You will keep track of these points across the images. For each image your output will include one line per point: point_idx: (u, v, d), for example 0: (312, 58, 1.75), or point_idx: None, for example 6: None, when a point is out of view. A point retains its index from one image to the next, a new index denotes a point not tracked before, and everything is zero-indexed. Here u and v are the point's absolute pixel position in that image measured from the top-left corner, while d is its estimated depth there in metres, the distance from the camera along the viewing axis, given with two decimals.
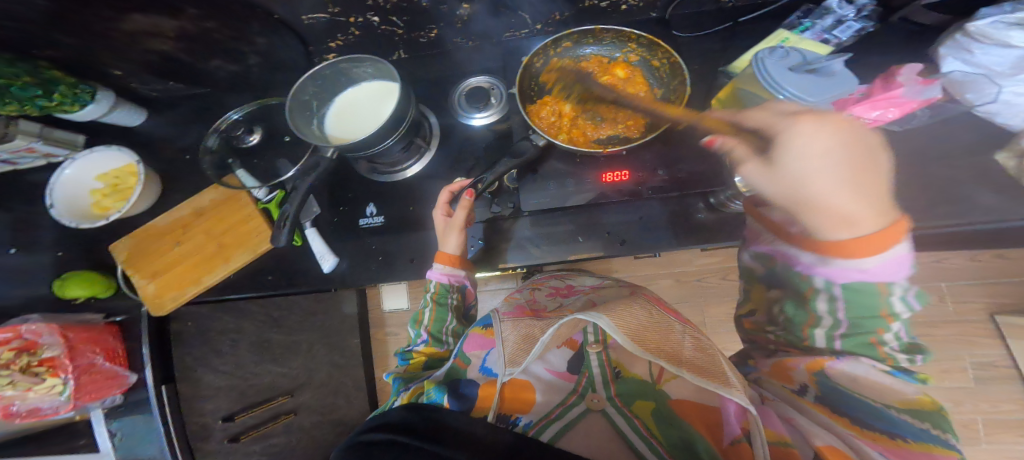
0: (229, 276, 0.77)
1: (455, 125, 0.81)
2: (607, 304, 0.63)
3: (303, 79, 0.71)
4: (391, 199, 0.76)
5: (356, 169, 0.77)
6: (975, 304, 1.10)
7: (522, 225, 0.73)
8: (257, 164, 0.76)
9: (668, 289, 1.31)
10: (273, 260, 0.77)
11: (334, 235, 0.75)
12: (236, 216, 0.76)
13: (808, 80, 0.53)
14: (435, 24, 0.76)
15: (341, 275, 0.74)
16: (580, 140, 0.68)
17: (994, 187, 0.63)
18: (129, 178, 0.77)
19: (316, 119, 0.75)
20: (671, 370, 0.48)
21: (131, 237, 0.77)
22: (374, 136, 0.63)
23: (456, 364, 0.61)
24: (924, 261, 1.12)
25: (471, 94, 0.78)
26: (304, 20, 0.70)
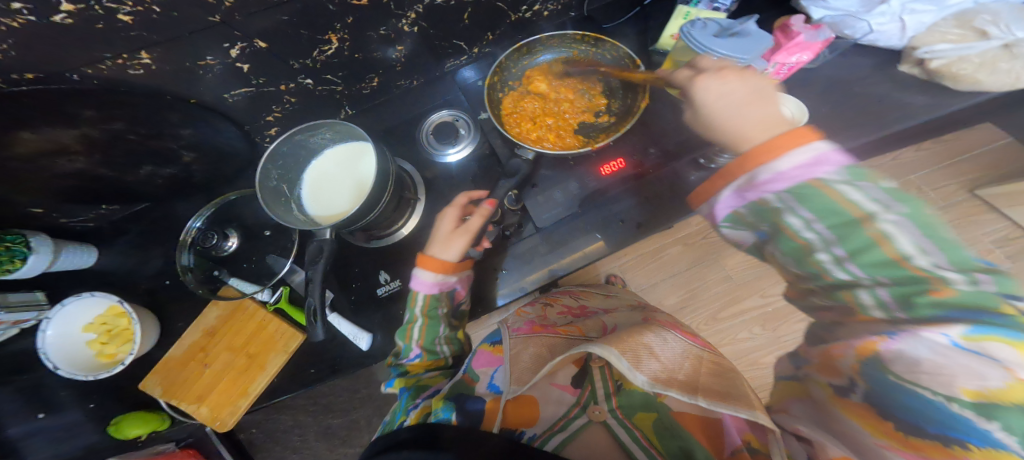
0: (272, 381, 0.69)
1: (433, 170, 0.77)
2: (620, 332, 0.61)
3: (264, 167, 0.60)
4: (401, 259, 0.71)
5: (351, 243, 0.71)
6: (952, 187, 1.17)
7: (534, 242, 0.67)
8: (247, 267, 0.71)
9: (679, 256, 1.35)
10: (308, 354, 0.69)
11: (357, 312, 0.70)
12: (252, 324, 0.68)
13: (732, 42, 0.53)
14: (376, 72, 0.73)
15: (381, 349, 0.68)
16: (567, 140, 0.63)
17: (917, 88, 0.62)
18: (120, 319, 0.67)
19: (293, 203, 0.64)
20: (687, 397, 0.49)
21: (156, 373, 0.67)
22: (365, 204, 0.56)
23: (463, 381, 0.57)
24: (888, 163, 1.19)
25: (438, 131, 0.77)
26: (227, 99, 0.62)
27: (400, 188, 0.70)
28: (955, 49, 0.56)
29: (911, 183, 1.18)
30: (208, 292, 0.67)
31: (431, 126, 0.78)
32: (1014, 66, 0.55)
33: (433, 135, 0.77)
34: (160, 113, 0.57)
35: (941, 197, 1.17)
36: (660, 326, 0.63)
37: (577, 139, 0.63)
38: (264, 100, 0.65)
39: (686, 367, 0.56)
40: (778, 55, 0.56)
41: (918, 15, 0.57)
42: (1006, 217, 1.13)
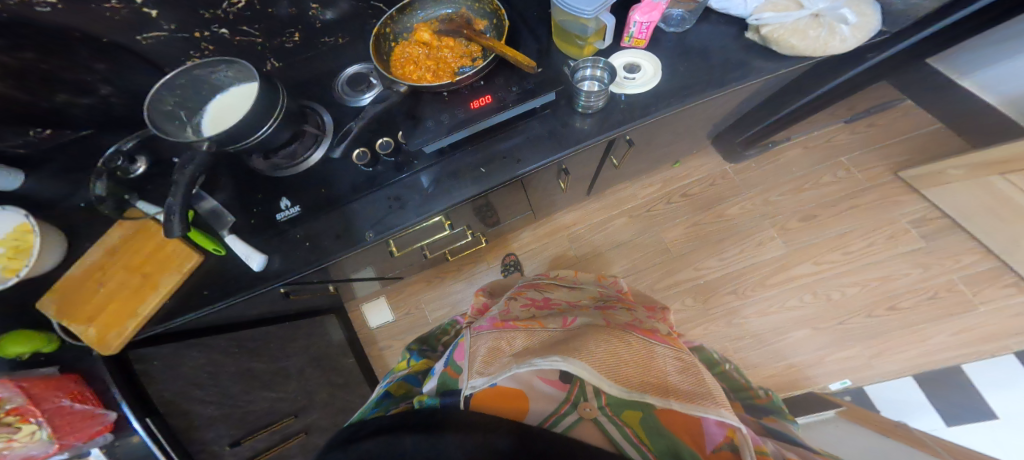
0: (167, 304, 0.69)
1: (343, 113, 0.79)
2: (587, 338, 0.70)
3: (157, 92, 0.63)
4: (306, 188, 0.75)
5: (256, 169, 0.73)
6: (880, 169, 1.31)
7: (426, 173, 0.76)
8: (150, 189, 0.75)
9: (626, 227, 1.38)
10: (205, 275, 0.71)
11: (256, 236, 0.73)
12: (149, 245, 0.69)
13: None
14: (295, 27, 0.80)
15: (275, 271, 0.71)
16: (442, 76, 0.72)
17: (764, 55, 0.73)
18: (27, 237, 0.66)
19: (189, 127, 0.68)
20: (660, 401, 0.60)
21: (54, 293, 0.67)
22: (244, 121, 0.60)
23: (448, 373, 0.66)
24: (821, 144, 1.35)
25: (352, 81, 0.80)
26: (141, 40, 0.71)
27: (300, 119, 0.72)
28: (775, 16, 0.68)
29: (839, 165, 1.33)
30: (113, 211, 0.68)
31: (345, 79, 0.81)
32: (820, 34, 0.68)
33: (347, 85, 0.80)
34: (69, 48, 0.66)
35: (866, 179, 1.30)
36: (626, 333, 0.72)
37: (448, 75, 0.73)
38: (180, 44, 0.75)
39: (661, 374, 0.66)
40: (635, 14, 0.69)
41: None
42: (925, 199, 1.25)
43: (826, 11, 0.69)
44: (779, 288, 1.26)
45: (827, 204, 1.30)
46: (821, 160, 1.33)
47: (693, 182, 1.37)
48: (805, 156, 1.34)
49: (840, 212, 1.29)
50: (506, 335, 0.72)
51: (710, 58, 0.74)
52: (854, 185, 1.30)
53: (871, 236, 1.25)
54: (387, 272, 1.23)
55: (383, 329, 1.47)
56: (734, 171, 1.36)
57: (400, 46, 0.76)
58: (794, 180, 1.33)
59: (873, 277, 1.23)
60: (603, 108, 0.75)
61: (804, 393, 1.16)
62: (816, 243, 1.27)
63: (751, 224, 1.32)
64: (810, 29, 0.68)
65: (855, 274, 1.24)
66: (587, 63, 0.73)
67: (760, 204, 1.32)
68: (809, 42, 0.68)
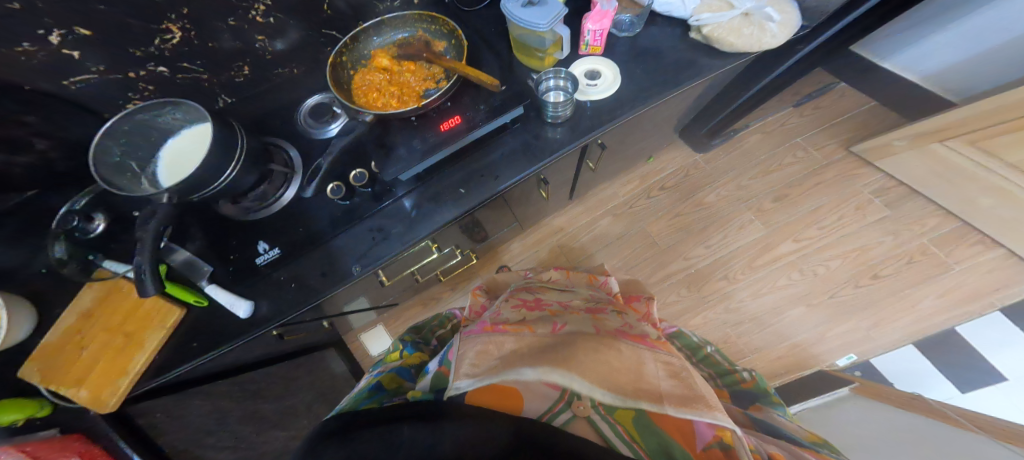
0: (156, 358, 0.72)
1: (311, 147, 0.82)
2: (576, 342, 0.71)
3: (100, 142, 0.66)
4: (281, 228, 0.77)
5: (224, 214, 0.76)
6: (833, 145, 1.36)
7: (407, 200, 0.79)
8: (116, 247, 0.76)
9: (610, 226, 1.41)
10: (191, 328, 0.73)
11: (237, 282, 0.75)
12: (126, 304, 0.72)
13: (536, 11, 0.70)
14: (242, 60, 0.82)
15: (264, 316, 0.74)
16: (408, 100, 0.76)
17: (709, 53, 0.77)
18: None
19: (143, 177, 0.70)
20: (654, 407, 0.61)
21: (34, 362, 0.69)
22: (203, 169, 0.62)
23: (441, 372, 0.67)
24: (776, 128, 1.39)
25: (313, 112, 0.84)
26: (71, 86, 0.72)
27: (266, 159, 0.74)
28: (712, 17, 0.73)
29: (797, 145, 1.37)
30: (77, 271, 0.72)
31: (305, 109, 0.84)
32: (753, 31, 0.73)
33: (308, 117, 0.83)
34: None
35: (823, 156, 1.36)
36: (613, 339, 0.73)
37: (413, 99, 0.76)
38: (116, 86, 0.75)
39: (653, 380, 0.66)
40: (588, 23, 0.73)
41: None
42: (879, 170, 1.30)
43: (754, 11, 0.74)
44: (766, 269, 1.30)
45: (795, 184, 1.34)
46: (781, 141, 1.38)
47: (667, 176, 1.41)
48: (765, 141, 1.39)
49: (808, 190, 1.33)
50: (495, 340, 0.70)
51: (662, 59, 0.78)
52: (818, 163, 1.35)
53: (842, 209, 1.30)
54: (380, 300, 1.25)
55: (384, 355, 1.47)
56: (705, 161, 1.40)
57: (363, 76, 0.79)
58: (760, 163, 1.37)
59: (851, 248, 1.27)
60: (570, 118, 0.78)
61: (814, 372, 1.18)
62: (794, 221, 1.31)
63: (727, 210, 1.35)
64: (745, 28, 0.73)
65: (834, 247, 1.27)
66: (550, 74, 0.76)
67: (734, 189, 1.36)
68: (746, 39, 0.73)
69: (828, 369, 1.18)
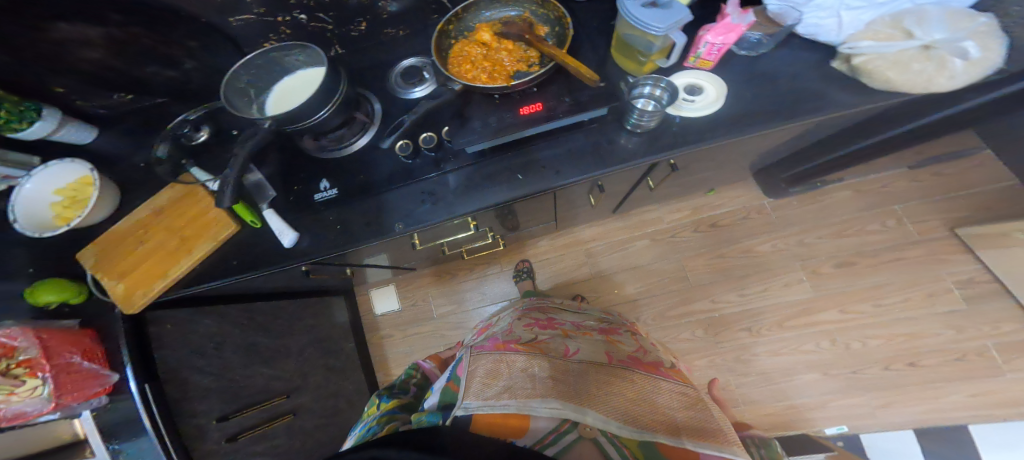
0: (195, 269, 0.74)
1: (393, 105, 0.83)
2: (587, 366, 0.67)
3: (236, 69, 0.71)
4: (343, 172, 0.76)
5: (302, 149, 0.77)
6: (933, 222, 1.26)
7: (467, 176, 0.73)
8: (209, 157, 0.82)
9: (645, 250, 1.35)
10: (236, 246, 0.75)
11: (290, 213, 0.75)
12: (192, 211, 0.75)
13: (655, 12, 0.62)
14: (363, 17, 0.86)
15: (303, 250, 0.73)
16: (496, 78, 0.70)
17: (849, 86, 0.71)
18: (86, 189, 0.79)
19: (255, 104, 0.75)
20: (673, 441, 0.57)
21: (95, 244, 0.74)
22: (307, 104, 0.64)
23: (450, 388, 0.67)
24: (874, 189, 1.30)
25: (405, 73, 0.84)
26: (233, 22, 0.81)
27: (353, 107, 0.76)
28: (872, 46, 0.66)
29: (891, 213, 1.28)
30: (168, 172, 0.78)
31: (400, 70, 0.85)
32: (925, 68, 0.65)
33: (400, 77, 0.84)
34: (171, 26, 0.77)
35: (919, 231, 1.25)
36: (626, 369, 0.68)
37: (501, 78, 0.70)
38: (263, 28, 0.84)
39: (665, 411, 0.62)
40: (708, 35, 0.66)
41: (854, 11, 0.67)
42: (977, 260, 1.20)
43: (940, 43, 0.65)
44: (796, 331, 1.23)
45: (868, 253, 1.26)
46: (873, 205, 1.29)
47: (724, 214, 1.34)
48: (854, 199, 1.30)
49: (881, 263, 1.25)
50: (506, 357, 0.68)
51: (779, 86, 0.72)
52: (889, 237, 1.26)
53: (908, 292, 1.21)
54: (402, 262, 1.20)
55: (387, 317, 1.45)
56: (772, 207, 1.33)
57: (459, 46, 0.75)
58: (838, 223, 1.29)
59: (900, 332, 1.19)
60: (656, 131, 0.72)
61: (798, 434, 1.14)
62: (848, 291, 1.24)
63: (780, 264, 1.29)
64: (914, 64, 0.65)
65: (880, 326, 1.20)
66: (648, 80, 0.69)
67: (795, 244, 1.29)
68: (915, 79, 0.65)
69: (812, 433, 1.14)
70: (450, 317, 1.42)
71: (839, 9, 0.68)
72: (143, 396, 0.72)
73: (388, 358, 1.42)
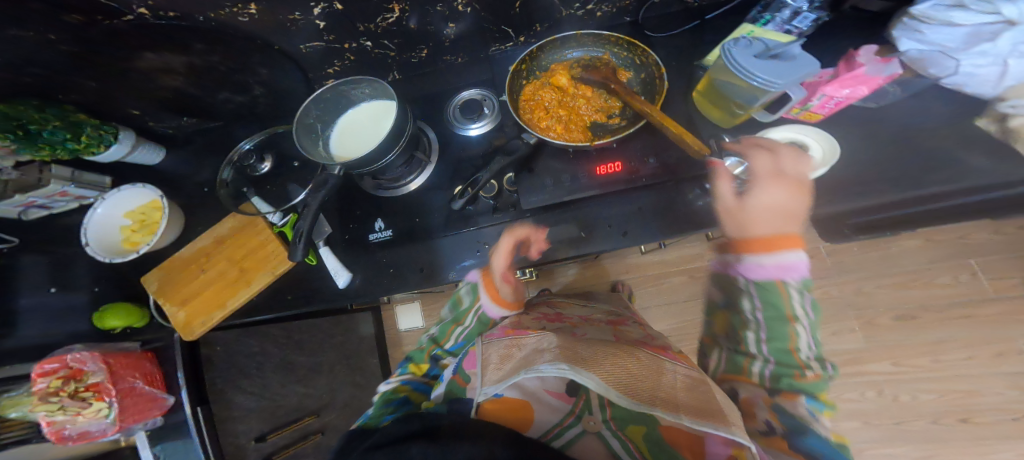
0: (251, 299, 0.78)
1: (451, 139, 0.86)
2: (593, 345, 0.63)
3: (306, 106, 0.73)
4: (398, 212, 0.79)
5: (361, 187, 0.81)
6: (1013, 279, 1.16)
7: (526, 228, 0.72)
8: (269, 190, 0.82)
9: (682, 285, 1.33)
10: (291, 280, 0.79)
11: (347, 253, 0.78)
12: (252, 242, 0.80)
13: (773, 65, 0.62)
14: (425, 45, 0.88)
15: (355, 290, 0.76)
16: (576, 131, 0.70)
17: (986, 151, 0.66)
18: (154, 212, 0.83)
19: (320, 140, 0.76)
20: (670, 418, 0.50)
21: (159, 271, 0.79)
22: (376, 150, 0.68)
23: (456, 382, 0.60)
24: (949, 239, 1.19)
25: (464, 107, 0.86)
26: (302, 49, 0.82)
27: (414, 146, 0.79)
28: None
29: (966, 267, 1.18)
30: (230, 198, 0.80)
31: (459, 102, 0.88)
32: None
33: (459, 110, 0.87)
34: (246, 54, 0.78)
35: (995, 288, 1.17)
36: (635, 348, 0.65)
37: (581, 135, 0.69)
38: (330, 54, 0.85)
39: (664, 386, 0.57)
40: (832, 87, 0.65)
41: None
42: None
43: None
44: (841, 378, 1.18)
45: (933, 307, 1.18)
46: (946, 256, 1.19)
47: None
48: (925, 249, 1.20)
49: (945, 319, 1.17)
50: (517, 339, 0.65)
51: (884, 147, 0.70)
52: (953, 290, 1.18)
53: (972, 350, 1.15)
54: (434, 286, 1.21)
55: (411, 333, 1.39)
56: (828, 251, 1.24)
57: (534, 89, 0.75)
58: (903, 274, 1.20)
59: (957, 388, 1.14)
60: None
61: None
62: (906, 345, 1.17)
63: (831, 311, 1.22)
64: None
65: (931, 379, 1.15)
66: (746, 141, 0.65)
67: (852, 293, 1.22)
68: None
69: None
70: None
71: (1007, 57, 0.62)
72: (196, 420, 0.72)
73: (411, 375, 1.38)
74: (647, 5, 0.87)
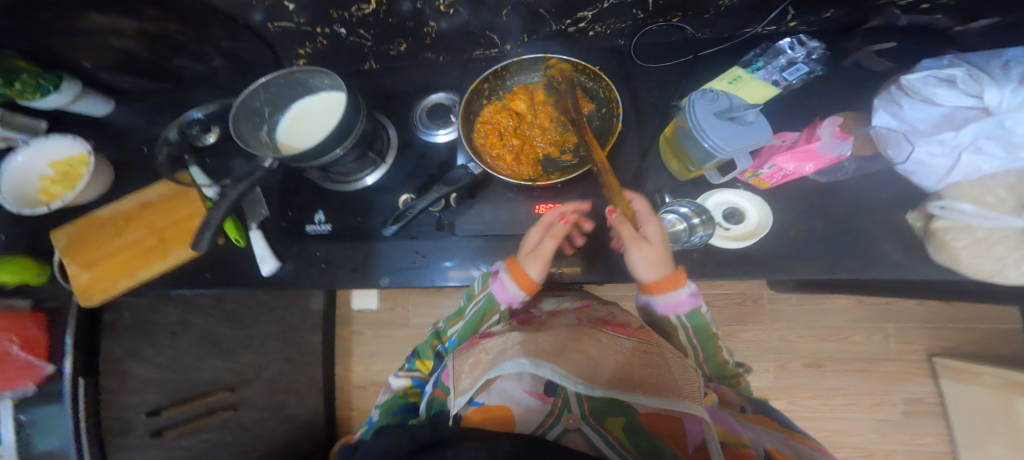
0: (165, 272, 0.77)
1: (412, 140, 0.85)
2: (554, 332, 0.62)
3: (254, 90, 0.71)
4: (340, 208, 0.80)
5: (307, 176, 0.81)
6: (916, 345, 1.24)
7: (467, 245, 0.75)
8: (210, 162, 0.83)
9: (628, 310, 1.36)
10: (214, 259, 0.77)
11: (280, 238, 0.78)
12: (178, 212, 0.79)
13: (729, 129, 0.63)
14: (402, 38, 0.83)
15: (282, 279, 0.77)
16: (525, 164, 0.72)
17: (905, 244, 0.70)
18: (82, 166, 0.81)
19: (265, 125, 0.76)
20: (628, 396, 0.52)
21: (71, 228, 0.77)
22: (316, 149, 0.66)
23: (436, 396, 0.60)
24: (876, 303, 1.25)
25: (432, 110, 0.85)
26: (270, 26, 0.78)
27: (368, 144, 0.77)
28: (972, 210, 0.64)
29: (883, 329, 1.25)
30: (167, 168, 0.78)
31: (427, 104, 0.87)
32: (1008, 253, 0.63)
33: (426, 114, 0.85)
34: (206, 25, 0.75)
35: (896, 350, 1.24)
36: (592, 329, 0.64)
37: (531, 168, 0.72)
38: (301, 37, 0.82)
39: (619, 363, 0.57)
40: (784, 159, 0.66)
41: (981, 155, 0.63)
42: (936, 384, 1.21)
43: None
44: None
45: (841, 359, 1.25)
46: (869, 318, 1.25)
47: (720, 295, 1.30)
48: (853, 309, 1.26)
49: (843, 368, 1.25)
50: (484, 345, 0.61)
51: (818, 222, 0.73)
52: (867, 349, 1.25)
53: (857, 398, 1.24)
54: None
55: (361, 313, 1.38)
56: (767, 298, 1.29)
57: (492, 111, 0.76)
58: (826, 328, 1.26)
59: (832, 427, 1.24)
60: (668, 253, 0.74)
61: None
62: (807, 389, 1.25)
63: (756, 352, 1.28)
64: (1001, 248, 0.63)
65: (820, 422, 1.24)
66: (690, 205, 0.72)
67: (778, 339, 1.28)
68: (985, 262, 0.63)
69: None
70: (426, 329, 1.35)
71: (961, 152, 0.64)
72: (74, 391, 0.65)
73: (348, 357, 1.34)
74: (642, 30, 0.86)
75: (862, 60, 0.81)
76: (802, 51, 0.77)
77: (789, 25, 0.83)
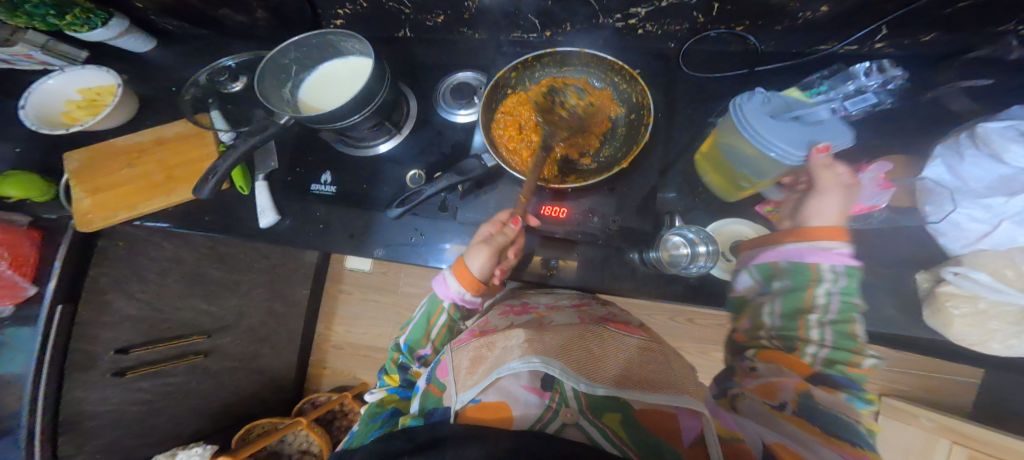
0: (165, 209, 0.76)
1: (430, 117, 0.81)
2: (556, 326, 0.59)
3: (285, 47, 0.68)
4: (348, 172, 0.77)
5: (322, 137, 0.78)
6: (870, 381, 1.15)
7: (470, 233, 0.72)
8: (231, 109, 0.81)
9: None
10: (215, 206, 0.76)
11: (284, 193, 0.76)
12: (190, 154, 0.78)
13: (790, 132, 0.56)
14: (442, 11, 0.80)
15: (278, 234, 0.75)
16: (542, 161, 0.69)
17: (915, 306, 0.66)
18: (109, 97, 0.80)
19: (290, 83, 0.73)
20: (625, 393, 0.49)
21: (85, 151, 0.77)
22: (333, 115, 0.64)
23: (431, 390, 0.56)
24: None
25: (457, 89, 0.80)
26: None
27: (388, 114, 0.74)
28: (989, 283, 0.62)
29: None
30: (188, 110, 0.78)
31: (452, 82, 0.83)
32: (1000, 328, 0.65)
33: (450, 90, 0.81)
34: None
35: None
36: (599, 326, 0.61)
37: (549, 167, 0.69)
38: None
39: (615, 358, 0.55)
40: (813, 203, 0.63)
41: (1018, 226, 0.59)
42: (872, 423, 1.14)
43: None
44: None
45: None
46: None
47: (709, 314, 1.22)
48: None
49: None
50: (488, 340, 0.58)
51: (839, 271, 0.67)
52: None
53: None
54: None
55: (353, 274, 1.34)
56: None
57: (518, 101, 0.72)
58: None
59: None
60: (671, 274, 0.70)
61: None
62: None
63: None
64: (993, 322, 0.64)
65: None
66: (697, 232, 0.69)
67: None
68: (971, 332, 0.64)
69: None
70: (413, 300, 1.33)
71: (1003, 219, 0.60)
72: (49, 316, 0.69)
73: (335, 316, 1.34)
74: (698, 36, 0.80)
75: (943, 97, 0.73)
76: (879, 78, 0.62)
77: (876, 46, 0.75)
